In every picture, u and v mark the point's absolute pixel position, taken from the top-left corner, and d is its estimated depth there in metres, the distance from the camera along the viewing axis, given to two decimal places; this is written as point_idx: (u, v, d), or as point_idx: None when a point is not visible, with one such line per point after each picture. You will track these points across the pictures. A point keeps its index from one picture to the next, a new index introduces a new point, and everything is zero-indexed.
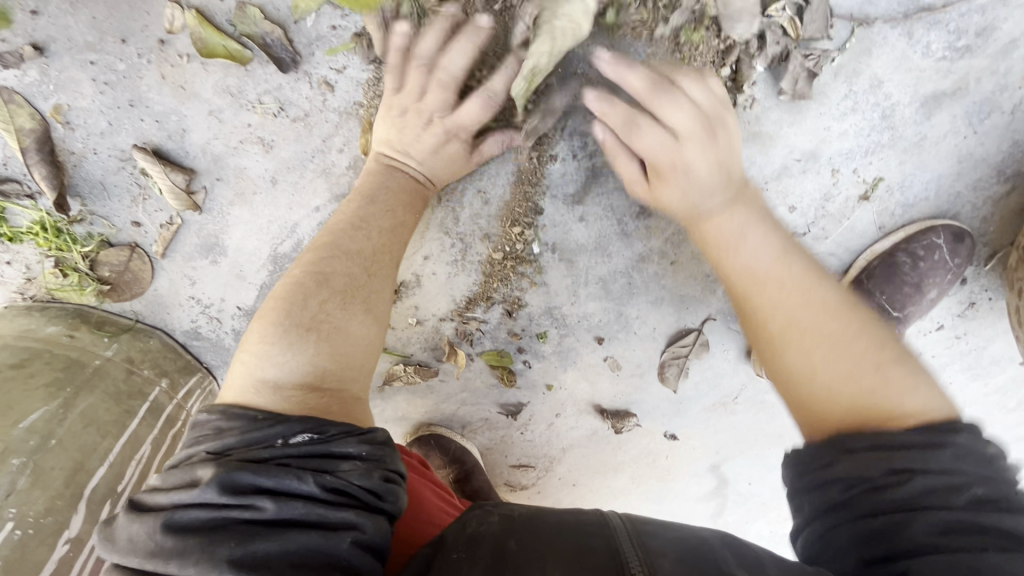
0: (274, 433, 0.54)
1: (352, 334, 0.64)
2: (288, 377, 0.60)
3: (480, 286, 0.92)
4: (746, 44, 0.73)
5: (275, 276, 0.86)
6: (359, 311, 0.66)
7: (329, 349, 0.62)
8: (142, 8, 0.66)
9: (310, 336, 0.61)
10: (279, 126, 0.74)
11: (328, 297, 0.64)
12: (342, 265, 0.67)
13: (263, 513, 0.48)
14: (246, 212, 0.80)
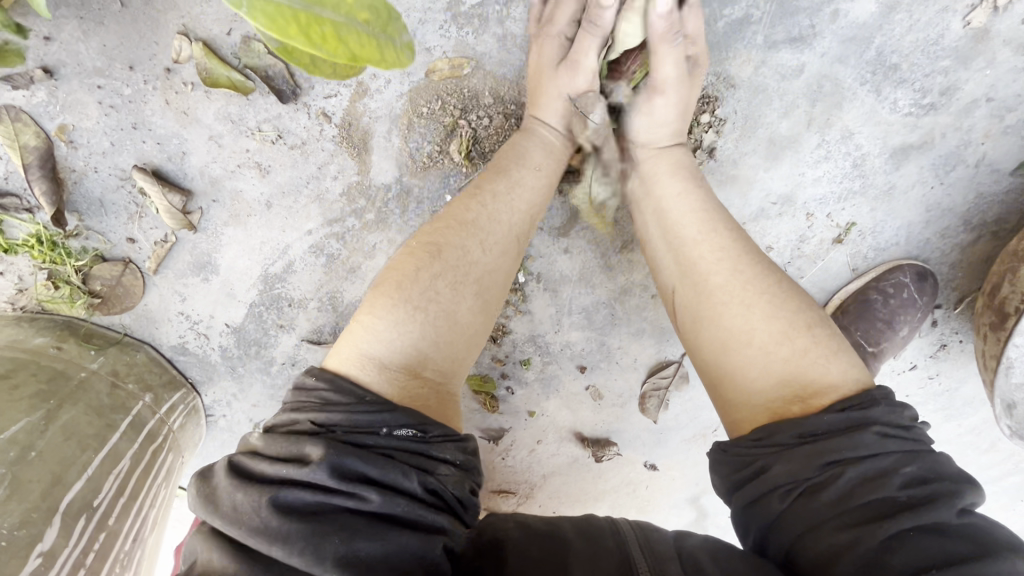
0: (378, 420, 0.55)
1: (458, 317, 0.64)
2: (393, 354, 0.60)
3: None
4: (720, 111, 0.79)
5: (265, 295, 0.88)
6: (469, 295, 0.65)
7: (435, 337, 0.62)
8: (151, 38, 0.69)
9: (418, 315, 0.62)
10: (276, 153, 0.76)
11: (438, 274, 0.63)
12: (462, 242, 0.66)
13: (368, 503, 0.49)
14: (239, 232, 0.82)
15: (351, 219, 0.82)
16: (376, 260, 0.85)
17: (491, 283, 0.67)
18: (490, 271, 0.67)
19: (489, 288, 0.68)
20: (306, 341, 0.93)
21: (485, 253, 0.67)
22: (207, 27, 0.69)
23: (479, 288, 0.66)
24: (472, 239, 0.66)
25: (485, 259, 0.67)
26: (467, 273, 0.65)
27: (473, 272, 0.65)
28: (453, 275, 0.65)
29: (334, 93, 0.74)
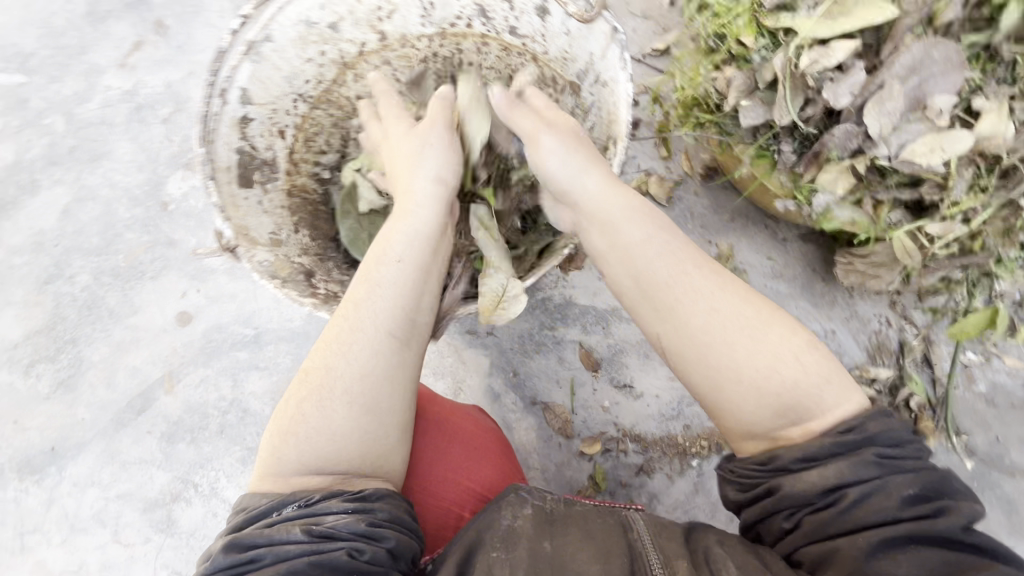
0: (273, 508, 0.80)
1: (334, 426, 0.83)
2: (294, 468, 0.83)
3: (655, 437, 1.32)
4: (948, 196, 0.92)
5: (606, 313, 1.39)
6: (339, 409, 0.83)
7: (319, 434, 0.82)
8: (722, 228, 1.40)
9: (289, 440, 0.83)
10: None
11: (304, 402, 0.84)
12: (324, 360, 0.86)
13: (263, 564, 0.75)
14: None
15: None
16: (661, 367, 1.35)
17: (361, 385, 0.84)
18: (360, 379, 0.84)
19: (360, 382, 0.84)
20: (582, 344, 1.38)
21: (354, 358, 0.85)
22: (741, 249, 1.39)
23: (346, 391, 0.84)
24: (340, 349, 0.85)
25: (352, 365, 0.85)
26: (331, 389, 0.84)
27: (340, 382, 0.84)
28: (319, 393, 0.84)
29: None
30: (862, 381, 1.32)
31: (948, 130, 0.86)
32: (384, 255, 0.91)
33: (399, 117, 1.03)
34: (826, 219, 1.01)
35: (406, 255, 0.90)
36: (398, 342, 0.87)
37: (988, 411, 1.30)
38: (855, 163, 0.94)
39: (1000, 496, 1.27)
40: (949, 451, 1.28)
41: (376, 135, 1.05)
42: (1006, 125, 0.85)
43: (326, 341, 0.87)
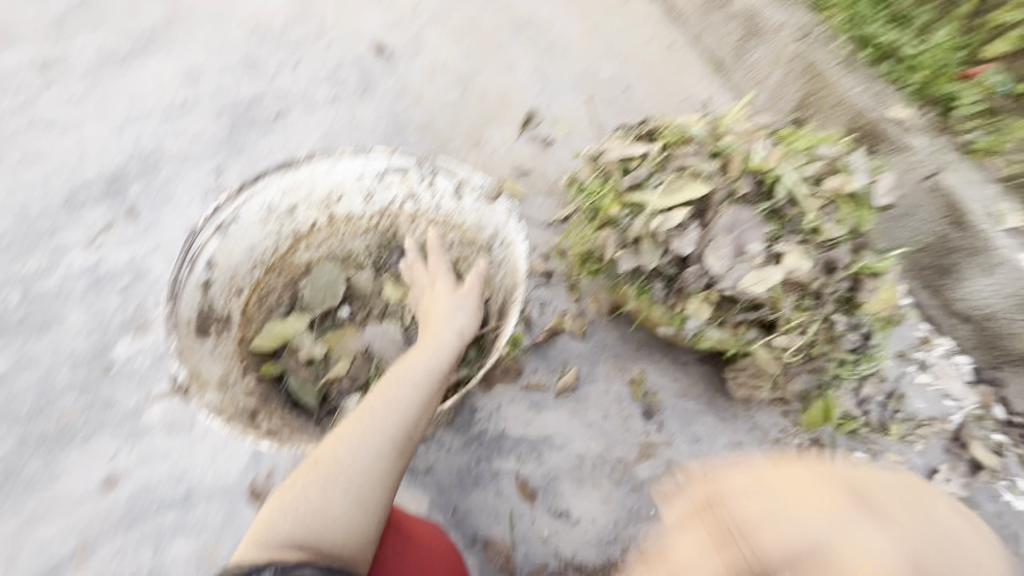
0: None
1: (331, 508, 0.88)
2: (273, 546, 0.83)
3: (596, 566, 1.35)
4: (782, 315, 1.19)
5: (537, 442, 1.49)
6: (339, 493, 0.90)
7: (317, 513, 0.87)
8: (631, 357, 1.60)
9: (290, 512, 0.87)
10: (617, 419, 1.53)
11: (306, 485, 0.90)
12: (341, 448, 0.94)
13: None
14: (568, 417, 1.53)
15: (607, 467, 1.46)
16: (595, 491, 1.43)
17: (361, 476, 0.92)
18: (361, 471, 0.92)
19: (365, 474, 0.92)
20: (518, 474, 1.44)
21: (362, 451, 0.94)
22: (650, 373, 1.58)
23: (349, 478, 0.91)
24: (350, 439, 0.95)
25: (361, 458, 0.93)
26: (336, 473, 0.91)
27: (346, 469, 0.92)
28: (327, 477, 0.91)
29: (661, 434, 1.51)
30: None
31: (764, 267, 1.16)
32: (407, 369, 1.04)
33: (423, 278, 1.27)
34: (700, 340, 1.27)
35: (427, 369, 1.05)
36: (401, 446, 0.97)
37: None
38: (709, 295, 1.21)
39: None
40: None
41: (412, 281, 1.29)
42: (803, 262, 1.15)
43: (338, 434, 0.96)
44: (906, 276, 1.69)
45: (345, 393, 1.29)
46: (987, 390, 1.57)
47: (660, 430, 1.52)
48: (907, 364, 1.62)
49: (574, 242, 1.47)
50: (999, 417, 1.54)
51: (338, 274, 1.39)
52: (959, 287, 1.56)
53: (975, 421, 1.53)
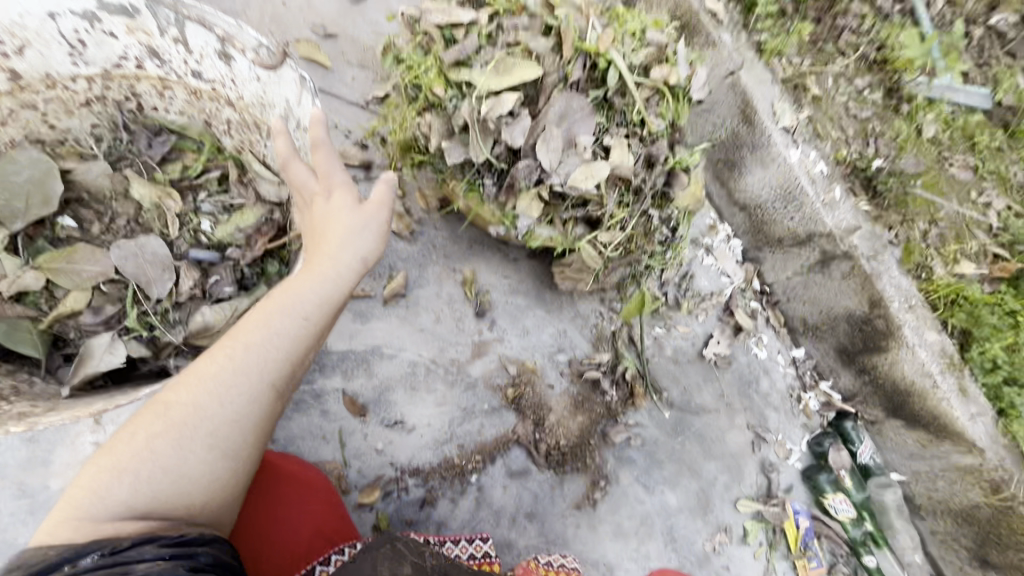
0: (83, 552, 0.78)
1: (186, 467, 0.84)
2: (116, 510, 0.82)
3: (432, 467, 1.34)
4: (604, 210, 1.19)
5: (364, 355, 1.37)
6: (198, 448, 0.85)
7: (165, 474, 0.84)
8: (461, 257, 1.52)
9: (130, 472, 0.83)
10: (449, 323, 1.48)
11: (156, 438, 0.84)
12: (194, 400, 0.85)
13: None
14: (397, 325, 1.43)
15: (441, 370, 1.43)
16: (429, 395, 1.39)
17: (225, 432, 0.86)
18: (227, 424, 0.87)
19: (229, 432, 0.87)
20: (345, 392, 1.33)
21: (226, 404, 0.86)
22: (480, 273, 1.53)
23: (207, 436, 0.85)
24: (212, 392, 0.86)
25: (221, 414, 0.86)
26: (193, 431, 0.85)
27: (206, 426, 0.85)
28: (178, 434, 0.84)
29: (492, 331, 1.52)
30: (591, 366, 1.58)
31: (592, 160, 1.12)
32: (288, 309, 0.91)
33: (312, 182, 0.97)
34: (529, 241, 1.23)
35: (310, 310, 0.92)
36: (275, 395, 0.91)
37: (675, 370, 1.71)
38: (537, 189, 1.14)
39: (693, 433, 1.66)
40: (656, 407, 1.64)
41: (296, 180, 0.97)
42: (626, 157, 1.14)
43: (197, 382, 0.86)
44: (705, 173, 1.86)
45: (85, 332, 1.07)
46: (750, 267, 1.88)
47: (489, 329, 1.52)
48: (698, 248, 1.84)
49: (392, 128, 1.27)
50: (755, 288, 1.87)
51: (45, 171, 1.06)
52: (739, 179, 1.77)
53: (740, 293, 1.85)
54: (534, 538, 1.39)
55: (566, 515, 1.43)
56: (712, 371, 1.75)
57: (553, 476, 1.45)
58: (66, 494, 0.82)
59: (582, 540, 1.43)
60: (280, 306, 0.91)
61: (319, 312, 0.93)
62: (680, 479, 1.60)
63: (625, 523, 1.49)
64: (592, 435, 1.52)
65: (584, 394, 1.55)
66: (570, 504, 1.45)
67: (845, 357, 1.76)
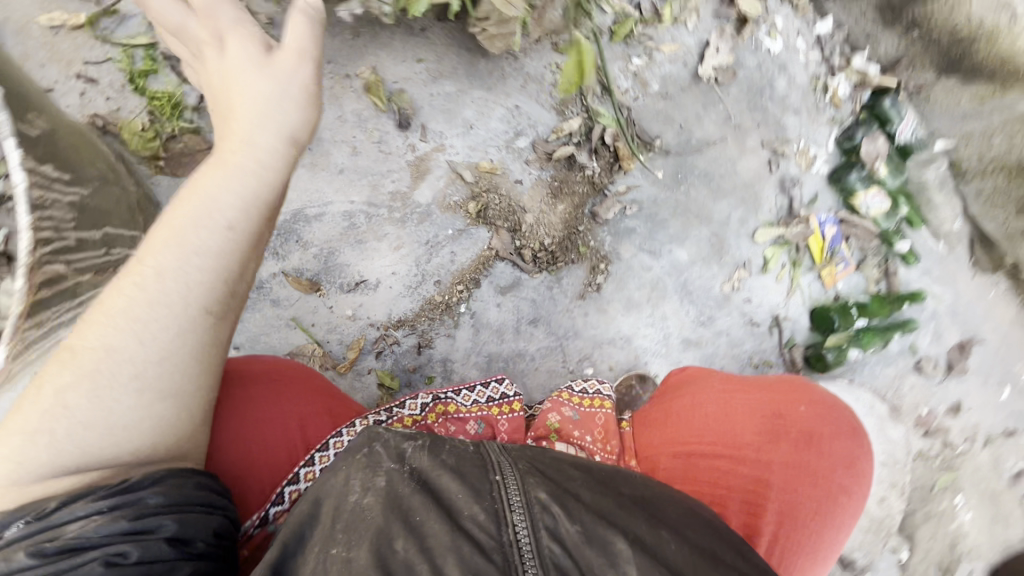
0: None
1: (116, 419, 0.62)
2: (40, 470, 0.60)
3: (415, 312, 1.23)
4: None
5: (286, 224, 1.13)
6: (122, 395, 0.62)
7: (87, 426, 0.61)
8: (351, 58, 1.14)
9: (39, 439, 0.60)
10: (371, 148, 1.17)
11: (66, 391, 0.61)
12: (104, 339, 0.62)
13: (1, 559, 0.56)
14: (307, 174, 1.14)
15: (384, 209, 1.19)
16: (381, 243, 1.19)
17: (155, 371, 0.63)
18: (154, 362, 0.63)
19: (163, 368, 0.63)
20: (285, 273, 1.14)
21: (148, 339, 0.62)
22: (384, 72, 1.16)
23: (132, 376, 0.62)
24: (133, 324, 0.62)
25: (144, 349, 0.62)
26: (115, 376, 0.62)
27: (128, 367, 0.61)
28: (93, 381, 0.61)
29: (427, 140, 1.20)
30: (560, 140, 1.28)
31: None
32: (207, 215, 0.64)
33: (190, 21, 0.70)
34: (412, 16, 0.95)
35: (233, 206, 0.65)
36: (219, 323, 0.67)
37: (667, 108, 1.37)
38: None
39: (699, 175, 1.41)
40: (651, 160, 1.36)
41: (170, 17, 0.71)
42: None
43: (115, 311, 0.63)
44: None
45: None
46: None
47: (421, 140, 1.20)
48: None
49: None
50: None
51: None
52: None
53: None
54: (545, 341, 1.33)
55: (571, 309, 1.34)
56: (712, 93, 1.39)
57: (548, 275, 1.31)
58: None
59: (596, 326, 1.37)
60: (193, 207, 0.65)
61: (246, 210, 0.66)
62: (690, 229, 1.42)
63: (637, 294, 1.39)
64: (581, 218, 1.31)
65: (560, 177, 1.28)
66: (573, 297, 1.34)
67: (888, 10, 1.36)
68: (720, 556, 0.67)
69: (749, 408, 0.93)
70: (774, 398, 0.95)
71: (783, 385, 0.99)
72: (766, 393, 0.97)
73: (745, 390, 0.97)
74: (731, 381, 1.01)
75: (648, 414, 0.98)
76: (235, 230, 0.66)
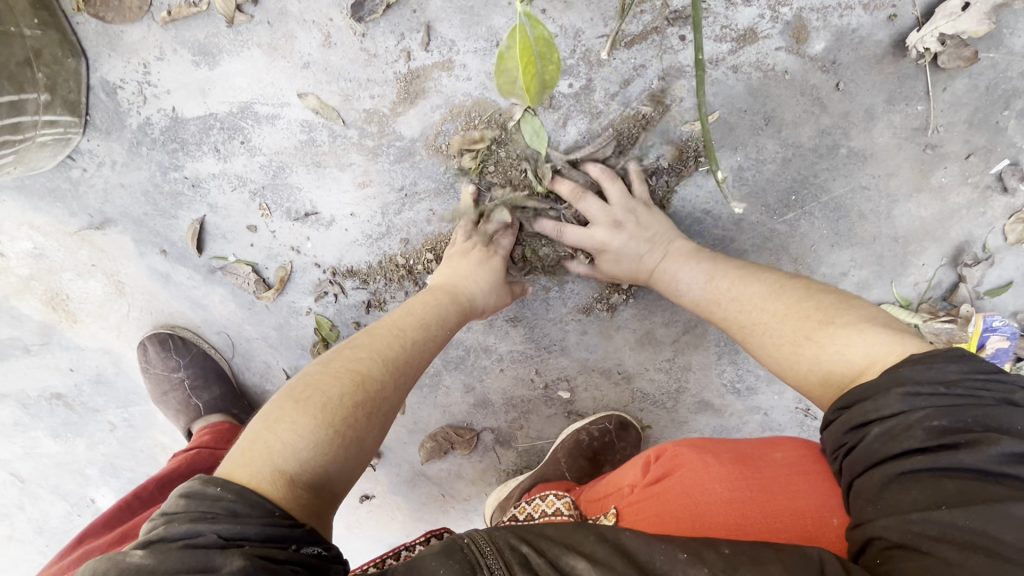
0: (287, 536, 0.54)
1: (367, 446, 0.65)
2: (304, 467, 0.59)
3: (370, 267, 0.99)
4: None
5: (231, 118, 0.89)
6: (376, 426, 0.66)
7: (355, 446, 0.63)
8: None
9: (336, 440, 0.62)
10: (349, 42, 0.84)
11: (357, 407, 0.65)
12: (370, 369, 0.69)
13: None
14: (262, 59, 0.85)
15: (353, 131, 0.89)
16: (343, 174, 0.92)
17: (391, 415, 0.70)
18: (396, 404, 0.71)
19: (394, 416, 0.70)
20: (225, 177, 0.94)
21: (400, 386, 0.71)
22: None
23: (386, 413, 0.68)
24: (386, 360, 0.71)
25: (396, 390, 0.70)
26: (381, 403, 0.68)
27: (389, 405, 0.69)
28: (368, 406, 0.66)
29: (428, 51, 0.84)
30: (623, 98, 0.86)
31: None
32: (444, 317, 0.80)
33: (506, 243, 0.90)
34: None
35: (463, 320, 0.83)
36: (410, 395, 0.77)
37: (825, 87, 0.84)
38: None
39: (828, 204, 0.91)
40: (760, 162, 0.89)
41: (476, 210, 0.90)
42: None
43: (368, 349, 0.72)
44: None
45: None
46: None
47: (417, 48, 0.84)
48: None
49: None
50: None
51: None
52: None
53: None
54: (523, 345, 1.07)
55: (565, 322, 1.04)
56: (910, 79, 0.83)
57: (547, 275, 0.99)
58: (236, 457, 0.60)
59: (592, 350, 1.07)
60: (437, 306, 0.81)
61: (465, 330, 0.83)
62: None
63: (662, 329, 1.04)
64: None
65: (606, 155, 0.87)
66: (573, 309, 1.03)
67: None
68: (670, 552, 0.55)
69: (761, 511, 0.74)
70: (813, 500, 0.73)
71: (812, 472, 0.77)
72: (792, 486, 0.75)
73: (760, 483, 0.77)
74: (745, 462, 0.81)
75: (632, 509, 0.80)
76: (452, 329, 0.81)
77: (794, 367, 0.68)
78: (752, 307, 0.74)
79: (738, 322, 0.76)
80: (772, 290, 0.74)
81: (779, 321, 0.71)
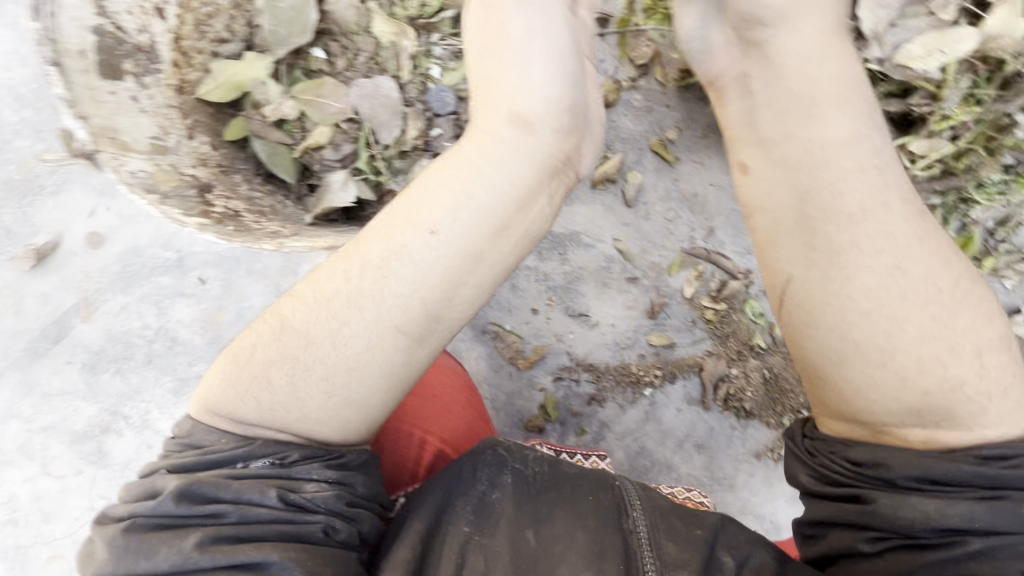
0: (234, 455, 0.67)
1: (305, 405, 0.68)
2: (238, 416, 0.68)
3: (608, 367, 1.28)
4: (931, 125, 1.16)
5: (561, 237, 1.29)
6: (312, 384, 0.68)
7: (270, 404, 0.67)
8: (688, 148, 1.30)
9: (249, 395, 0.67)
10: (659, 221, 1.30)
11: (278, 362, 0.67)
12: (307, 326, 0.68)
13: (225, 518, 0.64)
14: (600, 212, 1.30)
15: (637, 272, 1.29)
16: (619, 296, 1.29)
17: (343, 373, 0.68)
18: (357, 356, 0.68)
19: (366, 359, 0.68)
20: (535, 271, 1.29)
21: (349, 334, 0.68)
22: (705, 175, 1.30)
23: (321, 367, 0.67)
24: (361, 292, 0.68)
25: (359, 329, 0.67)
26: (313, 345, 0.67)
27: (329, 360, 0.67)
28: (294, 360, 0.67)
29: (706, 241, 1.29)
30: None
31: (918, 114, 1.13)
32: (416, 216, 0.70)
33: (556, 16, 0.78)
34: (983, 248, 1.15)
35: (496, 212, 0.72)
36: (416, 333, 0.69)
37: None
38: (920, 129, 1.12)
39: None
40: None
41: None
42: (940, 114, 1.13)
43: (320, 282, 0.70)
44: None
45: None
46: None
47: (699, 238, 1.30)
48: None
49: None
50: None
51: None
52: None
53: None
54: (697, 471, 1.28)
55: (739, 461, 1.28)
56: None
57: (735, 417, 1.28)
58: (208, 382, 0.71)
59: (754, 492, 1.28)
60: (449, 199, 0.71)
61: (500, 229, 0.72)
62: None
63: None
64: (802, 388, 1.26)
65: None
66: (747, 451, 1.28)
67: None
68: None
69: None
70: None
71: None
72: None
73: None
74: None
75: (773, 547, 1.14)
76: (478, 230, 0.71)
77: (919, 406, 0.64)
78: (899, 332, 0.64)
79: (876, 340, 0.65)
80: (939, 265, 0.66)
81: (952, 358, 0.64)
